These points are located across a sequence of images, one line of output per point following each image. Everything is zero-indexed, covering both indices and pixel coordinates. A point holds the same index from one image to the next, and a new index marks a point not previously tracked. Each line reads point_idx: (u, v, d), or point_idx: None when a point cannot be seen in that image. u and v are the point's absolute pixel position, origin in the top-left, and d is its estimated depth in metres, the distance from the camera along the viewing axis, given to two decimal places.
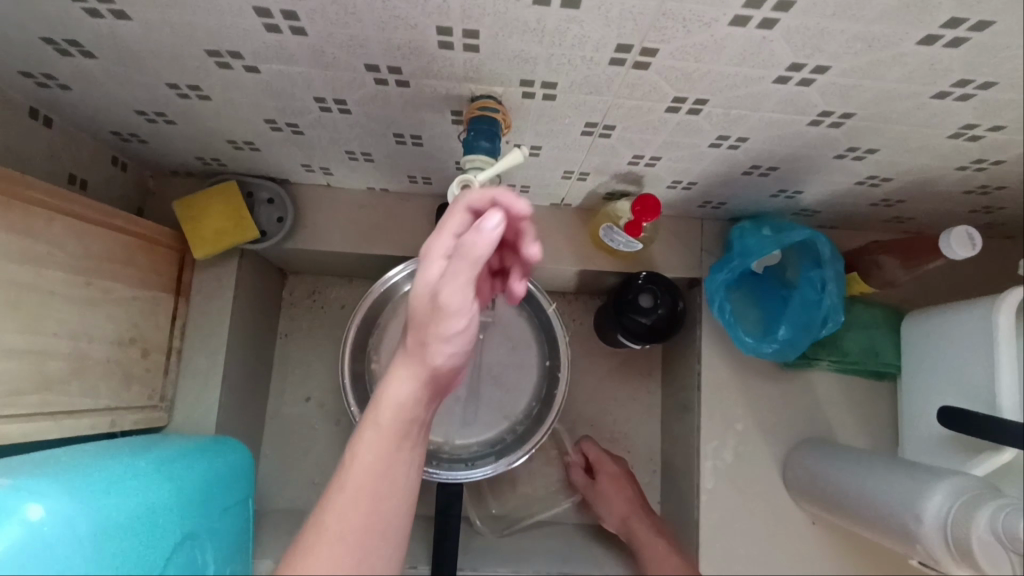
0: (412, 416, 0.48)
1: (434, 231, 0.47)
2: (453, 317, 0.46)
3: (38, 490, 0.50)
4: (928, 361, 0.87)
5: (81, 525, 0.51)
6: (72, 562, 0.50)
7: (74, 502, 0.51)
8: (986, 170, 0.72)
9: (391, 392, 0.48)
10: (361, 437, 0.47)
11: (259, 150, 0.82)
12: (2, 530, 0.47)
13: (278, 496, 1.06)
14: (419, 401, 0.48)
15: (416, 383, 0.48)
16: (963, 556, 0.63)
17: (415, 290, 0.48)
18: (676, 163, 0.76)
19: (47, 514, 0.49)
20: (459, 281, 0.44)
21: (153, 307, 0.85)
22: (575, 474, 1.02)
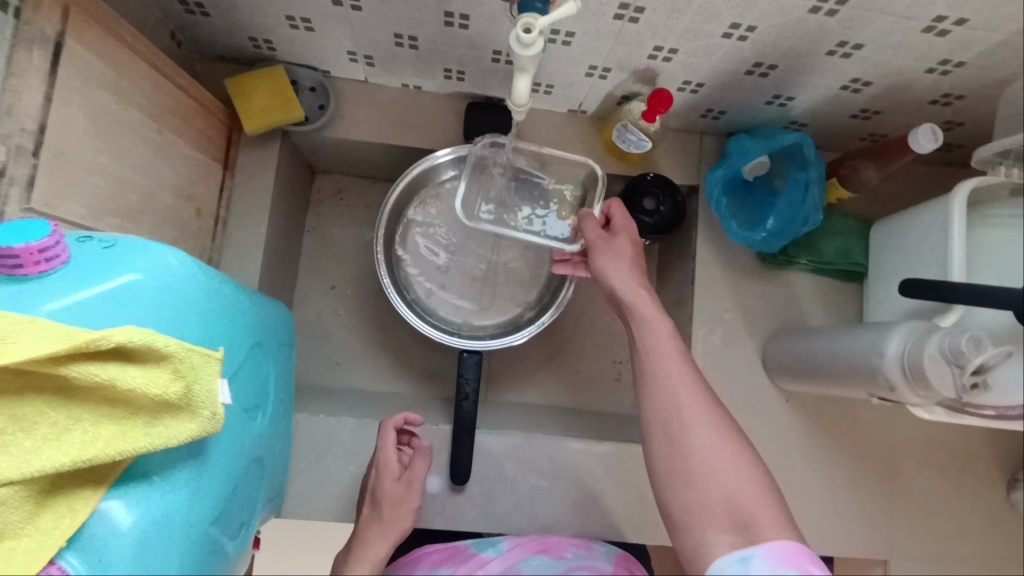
0: (386, 548, 0.82)
1: (385, 433, 0.89)
2: (415, 490, 0.88)
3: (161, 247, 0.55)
4: (893, 252, 1.00)
5: (201, 283, 0.57)
6: (199, 313, 0.56)
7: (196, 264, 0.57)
8: (949, 73, 0.85)
9: (376, 555, 0.81)
10: (360, 551, 0.81)
11: (313, 30, 0.90)
12: (145, 270, 0.52)
13: (302, 374, 1.13)
14: (393, 541, 0.83)
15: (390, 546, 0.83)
16: (917, 379, 0.74)
17: (383, 463, 0.87)
18: (690, 58, 0.87)
19: (181, 262, 0.55)
20: (425, 461, 0.90)
21: (206, 172, 0.92)
22: (589, 224, 0.87)
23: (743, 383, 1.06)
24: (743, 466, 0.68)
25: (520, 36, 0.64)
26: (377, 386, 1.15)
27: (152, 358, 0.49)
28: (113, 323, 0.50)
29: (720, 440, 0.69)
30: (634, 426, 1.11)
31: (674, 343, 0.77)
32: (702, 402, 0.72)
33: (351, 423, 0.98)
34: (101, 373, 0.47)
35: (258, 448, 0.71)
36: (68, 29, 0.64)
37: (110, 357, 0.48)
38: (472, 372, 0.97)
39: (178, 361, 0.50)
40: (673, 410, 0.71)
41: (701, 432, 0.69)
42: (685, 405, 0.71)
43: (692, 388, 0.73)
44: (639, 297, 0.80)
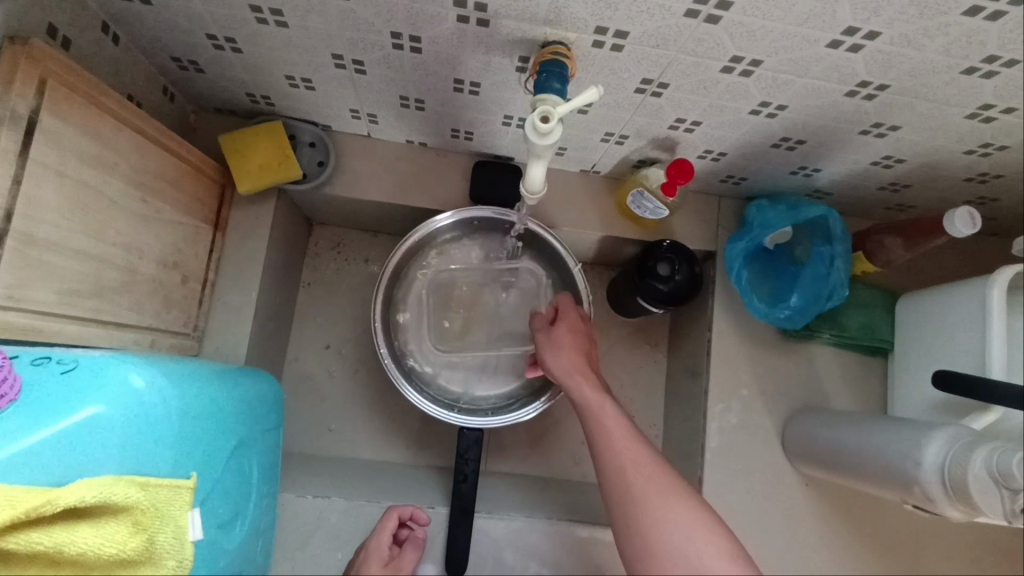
0: None
1: (386, 521, 0.85)
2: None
3: (133, 365, 0.54)
4: (920, 334, 0.94)
5: (174, 404, 0.55)
6: (162, 435, 0.54)
7: (166, 381, 0.55)
8: (990, 155, 0.79)
9: None
10: None
11: (314, 89, 0.85)
12: (109, 391, 0.51)
13: (291, 439, 1.07)
14: None
15: None
16: (959, 495, 0.70)
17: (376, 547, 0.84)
18: (714, 131, 0.82)
19: (147, 386, 0.53)
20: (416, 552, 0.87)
21: (195, 236, 0.87)
22: (537, 321, 0.88)
23: (759, 465, 1.00)
24: (707, 532, 0.58)
25: (536, 125, 0.59)
26: (371, 454, 1.08)
27: (110, 513, 0.49)
28: (71, 467, 0.48)
29: (680, 506, 0.60)
30: None
31: (618, 419, 0.70)
32: (656, 470, 0.64)
33: (340, 504, 0.91)
34: (45, 542, 0.46)
35: (230, 561, 0.67)
36: (43, 105, 0.58)
37: (58, 519, 0.47)
38: (473, 453, 0.92)
39: (139, 513, 0.50)
40: (621, 481, 0.63)
41: (656, 498, 0.60)
42: (631, 476, 0.63)
43: (641, 457, 0.65)
44: (575, 382, 0.77)
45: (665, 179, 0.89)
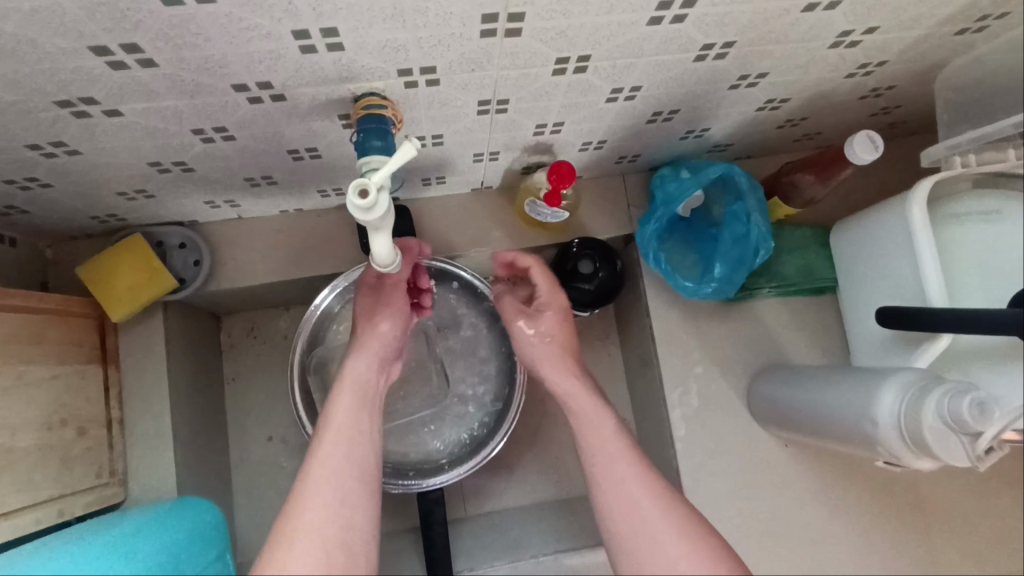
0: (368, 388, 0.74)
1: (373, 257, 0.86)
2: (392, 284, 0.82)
3: None
4: (859, 266, 0.89)
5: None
6: None
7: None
8: (873, 73, 0.73)
9: (352, 370, 0.75)
10: (348, 370, 0.76)
11: (154, 196, 0.78)
12: None
13: (259, 541, 1.02)
14: (370, 369, 0.76)
15: (369, 358, 0.78)
16: (920, 448, 0.65)
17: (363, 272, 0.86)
18: (581, 125, 0.75)
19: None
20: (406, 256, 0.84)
21: (80, 382, 0.81)
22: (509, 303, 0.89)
23: (734, 439, 0.96)
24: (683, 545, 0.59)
25: (356, 202, 0.52)
26: None
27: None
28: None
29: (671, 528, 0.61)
30: None
31: (616, 444, 0.69)
32: (658, 508, 0.63)
33: None
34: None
35: None
36: None
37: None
38: (438, 515, 0.91)
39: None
40: (629, 528, 0.63)
41: (663, 541, 0.60)
42: (623, 506, 0.64)
43: (638, 486, 0.65)
44: (574, 391, 0.78)
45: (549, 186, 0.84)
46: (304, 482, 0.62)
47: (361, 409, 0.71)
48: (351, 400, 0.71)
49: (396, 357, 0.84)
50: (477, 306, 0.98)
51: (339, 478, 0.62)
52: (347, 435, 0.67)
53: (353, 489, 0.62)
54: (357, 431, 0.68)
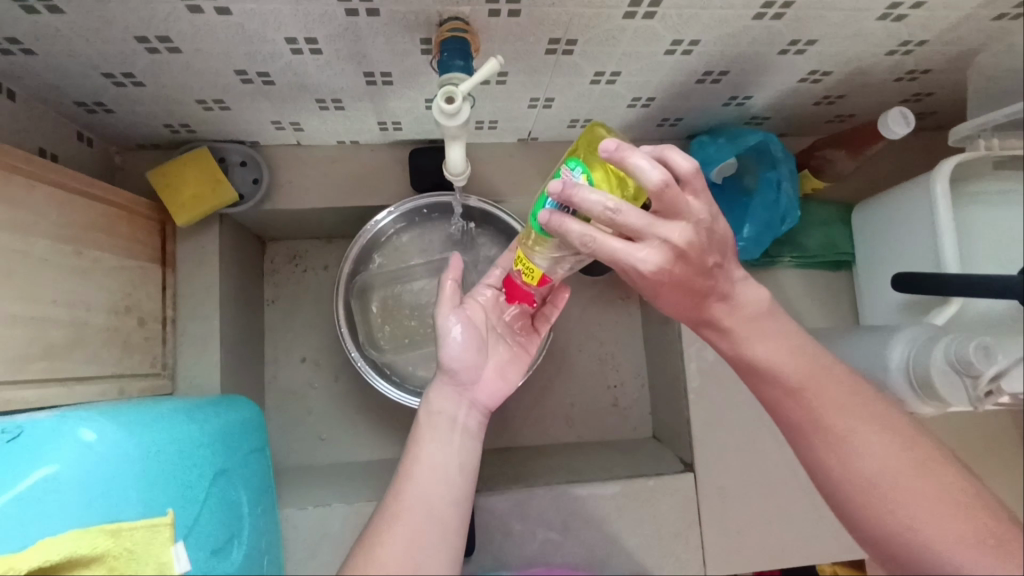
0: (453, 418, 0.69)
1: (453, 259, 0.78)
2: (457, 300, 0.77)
3: (82, 422, 0.55)
4: (878, 242, 0.95)
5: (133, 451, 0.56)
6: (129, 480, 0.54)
7: (118, 430, 0.56)
8: (912, 52, 0.79)
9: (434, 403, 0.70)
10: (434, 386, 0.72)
11: (229, 108, 0.83)
12: (59, 450, 0.52)
13: (287, 454, 1.08)
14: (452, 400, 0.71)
15: (448, 391, 0.72)
16: (926, 392, 0.71)
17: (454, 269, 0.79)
18: (636, 77, 0.81)
19: (98, 439, 0.54)
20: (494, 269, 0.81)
21: (143, 277, 0.86)
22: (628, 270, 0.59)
23: (742, 396, 1.02)
24: (938, 511, 0.54)
25: (442, 106, 0.58)
26: (367, 455, 1.10)
27: (81, 565, 0.49)
28: (34, 525, 0.49)
29: (919, 498, 0.55)
30: (641, 457, 1.07)
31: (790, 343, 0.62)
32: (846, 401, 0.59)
33: (342, 511, 0.92)
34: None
35: None
36: None
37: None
38: None
39: (111, 559, 0.49)
40: (807, 419, 0.61)
41: (853, 447, 0.58)
42: (862, 465, 0.57)
43: (862, 442, 0.57)
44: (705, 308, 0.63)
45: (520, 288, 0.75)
46: (389, 515, 0.59)
47: (445, 443, 0.66)
48: (438, 437, 0.67)
49: (502, 367, 0.77)
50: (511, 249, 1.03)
51: (418, 519, 0.59)
52: (434, 468, 0.63)
53: (429, 532, 0.58)
54: (438, 466, 0.63)
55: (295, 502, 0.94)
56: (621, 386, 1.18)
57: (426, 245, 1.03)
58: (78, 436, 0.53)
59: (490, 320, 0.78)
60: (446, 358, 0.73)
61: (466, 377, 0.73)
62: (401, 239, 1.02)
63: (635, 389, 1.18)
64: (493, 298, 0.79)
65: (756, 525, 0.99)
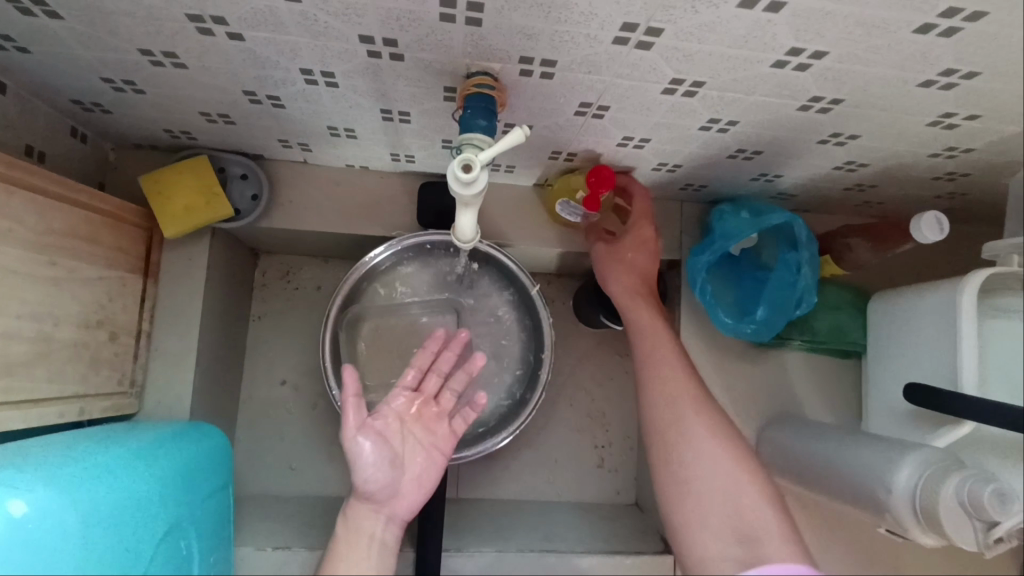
0: (371, 532, 0.70)
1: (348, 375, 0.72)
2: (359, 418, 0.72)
3: (21, 484, 0.52)
4: (893, 340, 0.91)
5: (67, 516, 0.53)
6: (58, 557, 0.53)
7: (53, 494, 0.53)
8: (956, 157, 0.75)
9: (362, 523, 0.70)
10: (353, 504, 0.72)
11: (234, 123, 0.78)
12: None
13: (253, 480, 1.03)
14: (374, 514, 0.71)
15: (376, 508, 0.71)
16: (930, 524, 0.67)
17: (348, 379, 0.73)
18: (664, 146, 0.76)
19: (28, 509, 0.51)
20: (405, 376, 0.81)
21: (122, 289, 0.81)
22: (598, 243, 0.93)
23: None
24: (761, 511, 0.67)
25: (458, 175, 0.53)
26: (337, 490, 1.05)
27: None
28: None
29: (737, 480, 0.69)
30: (621, 528, 1.03)
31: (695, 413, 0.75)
32: (701, 420, 0.75)
33: (303, 555, 0.87)
34: None
35: None
36: None
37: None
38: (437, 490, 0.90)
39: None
40: (678, 437, 0.74)
41: (690, 449, 0.72)
42: (704, 474, 0.70)
43: (707, 447, 0.72)
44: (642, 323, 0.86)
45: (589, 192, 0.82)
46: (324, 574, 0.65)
47: (367, 556, 0.68)
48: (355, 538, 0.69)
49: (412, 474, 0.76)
50: (513, 295, 0.99)
51: None
52: None
53: None
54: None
55: (254, 540, 0.89)
56: (609, 446, 1.13)
57: (422, 280, 0.98)
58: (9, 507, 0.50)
59: (404, 426, 0.78)
60: (361, 480, 0.71)
61: (382, 495, 0.71)
62: (397, 271, 0.97)
63: (622, 451, 1.14)
64: (408, 402, 0.80)
65: None
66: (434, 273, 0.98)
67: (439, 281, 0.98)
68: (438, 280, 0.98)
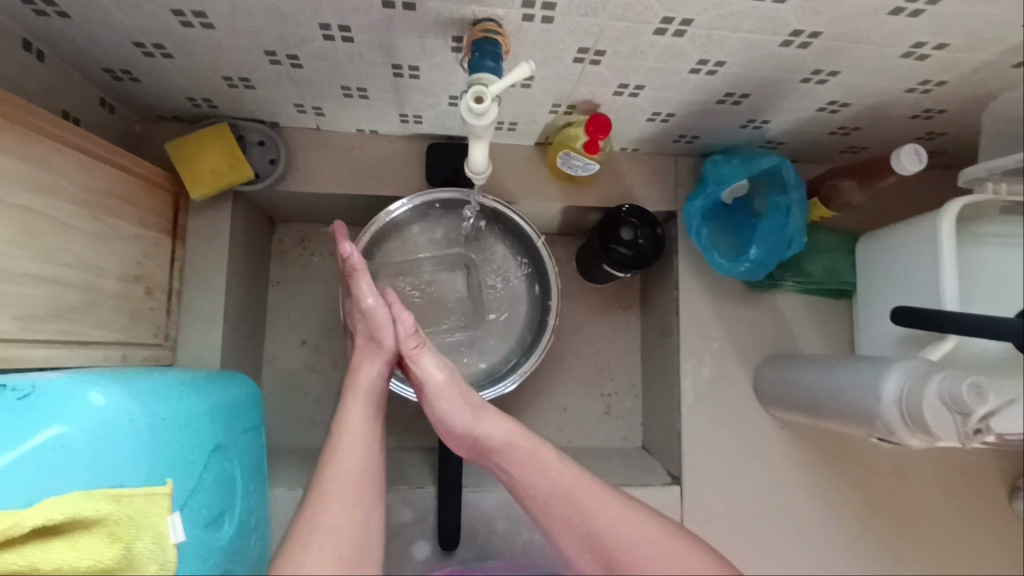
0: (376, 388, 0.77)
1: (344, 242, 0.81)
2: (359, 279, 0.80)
3: (97, 383, 0.56)
4: (881, 273, 0.96)
5: (138, 416, 0.57)
6: (135, 451, 0.55)
7: (130, 397, 0.57)
8: (931, 91, 0.80)
9: (363, 373, 0.77)
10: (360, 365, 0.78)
11: (254, 87, 0.84)
12: (69, 413, 0.52)
13: (279, 435, 1.09)
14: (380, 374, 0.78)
15: (376, 364, 0.78)
16: (917, 425, 0.73)
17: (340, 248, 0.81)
18: (659, 93, 0.82)
19: (107, 401, 0.55)
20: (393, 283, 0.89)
21: (156, 247, 0.87)
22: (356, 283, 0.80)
23: (734, 413, 1.03)
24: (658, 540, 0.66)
25: (471, 106, 0.59)
26: None
27: (83, 526, 0.47)
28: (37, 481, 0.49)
29: (599, 496, 0.69)
30: (630, 467, 1.09)
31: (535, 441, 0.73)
32: (561, 470, 0.71)
33: None
34: (18, 562, 0.45)
35: (225, 554, 0.68)
36: None
37: (27, 539, 0.46)
38: None
39: (114, 523, 0.48)
40: (562, 503, 0.69)
41: (578, 494, 0.69)
42: (609, 525, 0.67)
43: (590, 494, 0.69)
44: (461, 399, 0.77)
45: (587, 137, 0.87)
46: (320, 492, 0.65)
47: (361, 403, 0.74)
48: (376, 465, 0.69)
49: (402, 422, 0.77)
50: (520, 248, 1.05)
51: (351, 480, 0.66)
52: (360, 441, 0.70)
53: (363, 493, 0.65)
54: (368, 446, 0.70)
55: (285, 483, 0.95)
56: (616, 395, 1.19)
57: (433, 237, 1.04)
58: (88, 400, 0.54)
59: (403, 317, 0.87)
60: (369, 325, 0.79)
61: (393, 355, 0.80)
62: (410, 229, 1.03)
63: (628, 399, 1.19)
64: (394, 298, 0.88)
65: (737, 542, 1.01)
66: (444, 229, 1.04)
67: (449, 237, 1.04)
68: (447, 237, 1.04)
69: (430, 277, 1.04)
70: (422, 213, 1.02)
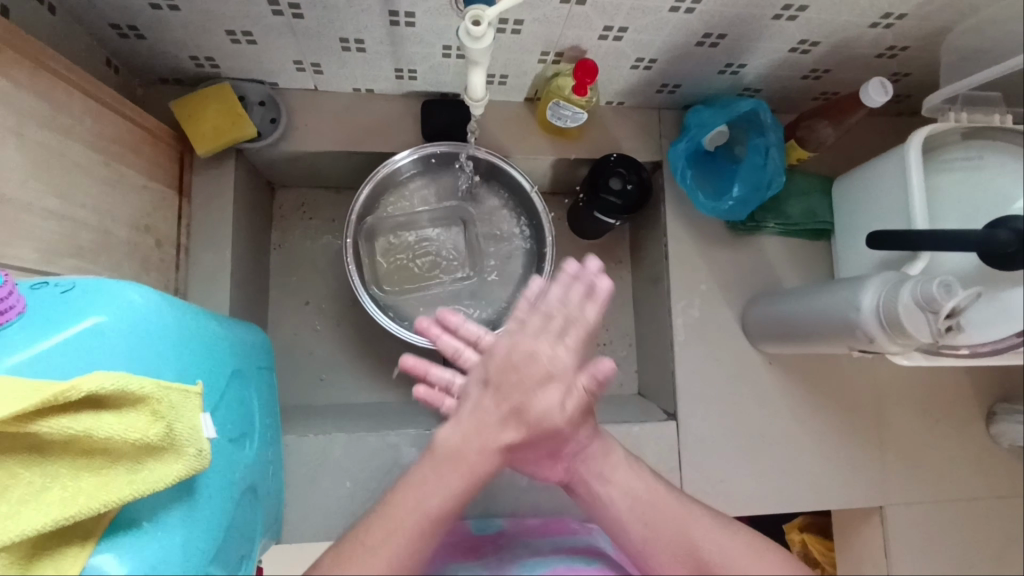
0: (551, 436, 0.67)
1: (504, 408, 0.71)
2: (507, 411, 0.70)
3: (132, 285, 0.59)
4: (857, 208, 1.01)
5: (169, 317, 0.60)
6: (166, 349, 0.58)
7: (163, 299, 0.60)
8: (893, 25, 0.86)
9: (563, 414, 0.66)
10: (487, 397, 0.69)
11: (256, 42, 0.87)
12: (109, 303, 0.55)
13: (287, 392, 1.12)
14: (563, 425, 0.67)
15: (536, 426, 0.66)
16: (894, 327, 0.77)
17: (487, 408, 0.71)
18: (640, 35, 0.87)
19: (144, 299, 0.58)
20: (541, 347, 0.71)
21: (163, 201, 0.90)
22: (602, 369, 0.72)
23: (724, 350, 1.08)
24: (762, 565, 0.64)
25: (469, 29, 0.64)
26: (365, 396, 1.14)
27: (129, 403, 0.51)
28: (73, 365, 0.53)
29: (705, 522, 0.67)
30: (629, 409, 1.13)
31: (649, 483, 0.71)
32: (676, 506, 0.68)
33: (342, 440, 0.96)
34: (75, 426, 0.48)
35: (246, 479, 0.70)
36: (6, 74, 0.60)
37: (81, 408, 0.50)
38: None
39: (155, 402, 0.51)
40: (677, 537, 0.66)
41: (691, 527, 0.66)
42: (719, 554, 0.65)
43: (705, 520, 0.67)
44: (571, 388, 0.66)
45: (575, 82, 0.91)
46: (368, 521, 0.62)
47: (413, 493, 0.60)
48: (447, 468, 0.63)
49: (489, 426, 0.64)
50: (514, 201, 1.09)
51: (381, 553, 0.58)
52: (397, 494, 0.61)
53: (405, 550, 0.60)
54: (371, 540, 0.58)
55: (296, 431, 0.98)
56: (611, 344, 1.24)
57: (429, 191, 1.08)
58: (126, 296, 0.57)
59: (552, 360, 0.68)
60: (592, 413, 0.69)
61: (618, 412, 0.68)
62: (408, 183, 1.07)
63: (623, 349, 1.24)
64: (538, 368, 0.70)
65: (734, 471, 1.05)
66: (441, 183, 1.08)
67: (444, 191, 1.08)
68: (443, 190, 1.08)
69: (425, 230, 1.08)
70: (417, 167, 1.05)
